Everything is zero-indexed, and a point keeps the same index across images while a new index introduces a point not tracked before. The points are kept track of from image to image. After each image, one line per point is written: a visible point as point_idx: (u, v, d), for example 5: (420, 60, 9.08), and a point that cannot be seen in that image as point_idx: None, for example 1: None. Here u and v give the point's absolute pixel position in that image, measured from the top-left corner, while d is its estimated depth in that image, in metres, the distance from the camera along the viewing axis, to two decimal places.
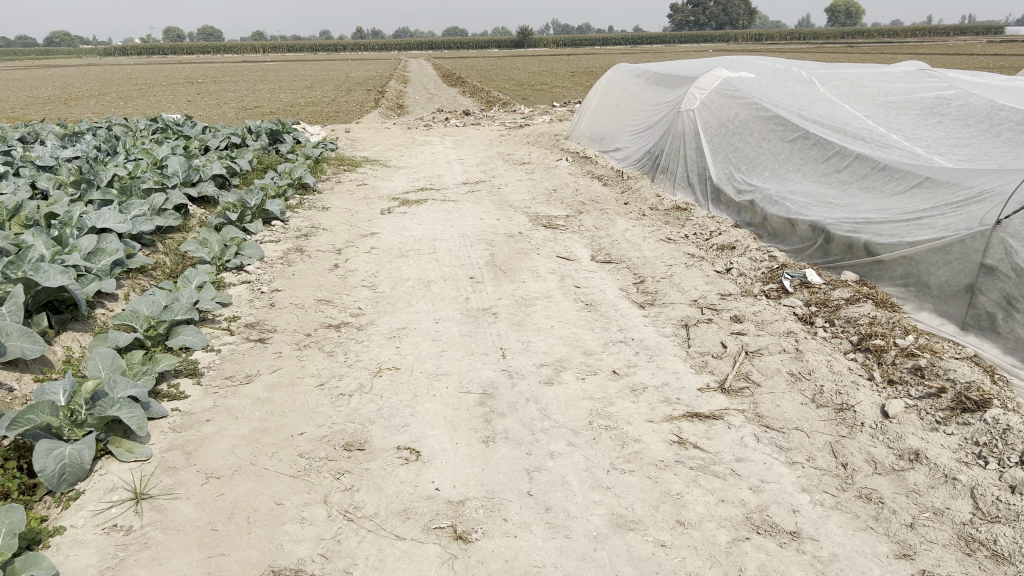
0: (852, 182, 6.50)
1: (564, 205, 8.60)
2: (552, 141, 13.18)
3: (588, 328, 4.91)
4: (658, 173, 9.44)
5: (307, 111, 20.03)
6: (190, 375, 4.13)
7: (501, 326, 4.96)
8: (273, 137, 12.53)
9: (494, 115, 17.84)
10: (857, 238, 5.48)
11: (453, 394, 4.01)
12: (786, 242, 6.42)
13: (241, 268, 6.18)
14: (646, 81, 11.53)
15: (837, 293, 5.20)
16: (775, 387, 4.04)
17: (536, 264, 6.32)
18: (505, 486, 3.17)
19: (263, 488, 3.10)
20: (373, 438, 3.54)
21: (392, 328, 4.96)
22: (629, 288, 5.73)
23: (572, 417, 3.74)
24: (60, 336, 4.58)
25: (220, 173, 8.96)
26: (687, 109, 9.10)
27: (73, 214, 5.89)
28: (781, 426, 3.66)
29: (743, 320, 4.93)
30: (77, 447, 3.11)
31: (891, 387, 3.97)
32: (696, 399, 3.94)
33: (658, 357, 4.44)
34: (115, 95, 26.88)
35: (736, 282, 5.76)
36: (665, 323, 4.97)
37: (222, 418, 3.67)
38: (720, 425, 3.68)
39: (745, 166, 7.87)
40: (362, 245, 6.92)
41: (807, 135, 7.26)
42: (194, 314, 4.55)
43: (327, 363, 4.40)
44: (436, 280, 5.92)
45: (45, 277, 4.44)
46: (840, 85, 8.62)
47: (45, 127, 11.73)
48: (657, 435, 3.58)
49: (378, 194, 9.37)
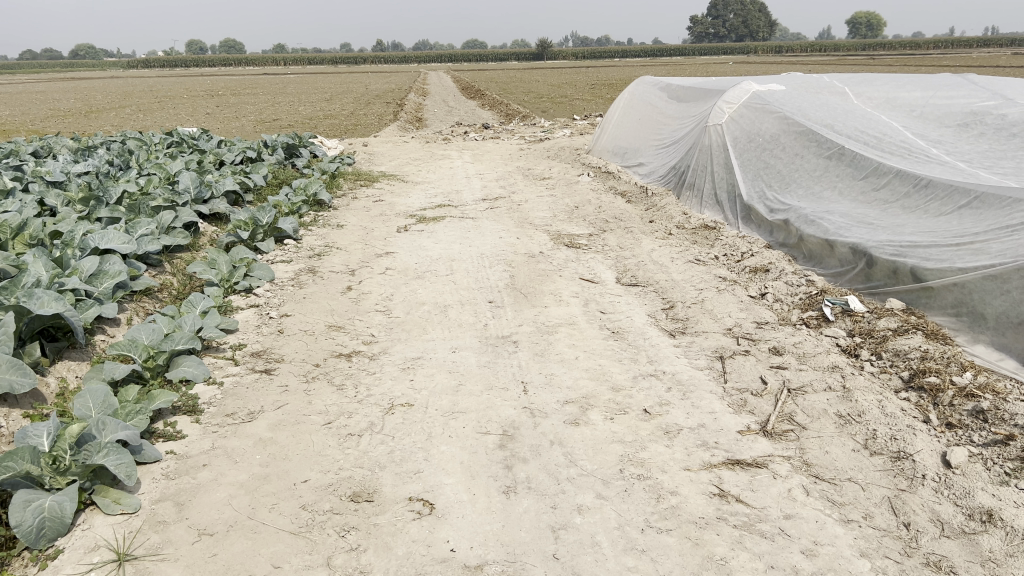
0: (892, 201, 6.16)
1: (587, 223, 8.28)
2: (573, 155, 12.89)
3: (615, 360, 4.58)
4: (683, 189, 9.09)
5: (326, 125, 19.87)
6: (188, 413, 3.83)
7: (522, 357, 4.64)
8: (289, 151, 12.31)
9: (513, 128, 17.55)
10: (901, 263, 5.12)
11: (470, 435, 3.70)
12: (823, 265, 6.05)
13: (250, 290, 5.90)
14: (671, 95, 11.21)
15: (882, 322, 4.84)
16: (823, 431, 3.69)
17: (558, 287, 6.01)
18: (528, 547, 2.85)
19: (260, 548, 2.80)
20: (382, 487, 3.24)
21: (406, 358, 4.66)
22: (658, 314, 5.41)
23: (600, 465, 3.41)
24: (54, 367, 4.31)
25: (232, 189, 8.72)
26: (714, 123, 8.73)
27: (76, 233, 5.64)
28: (832, 476, 3.33)
29: (783, 353, 4.59)
30: (58, 499, 2.83)
31: (950, 431, 3.61)
32: (736, 444, 3.60)
33: (692, 395, 4.10)
34: (137, 107, 27.08)
35: (772, 309, 5.42)
36: (698, 355, 4.64)
37: (220, 463, 3.38)
38: (765, 475, 3.34)
39: (776, 183, 7.52)
40: (376, 266, 6.64)
41: (843, 151, 6.93)
42: (195, 343, 4.27)
43: (335, 399, 4.09)
44: (453, 304, 5.62)
45: (38, 304, 4.18)
46: (875, 97, 8.25)
47: (59, 140, 11.58)
48: (695, 486, 3.24)
49: (394, 210, 9.10)
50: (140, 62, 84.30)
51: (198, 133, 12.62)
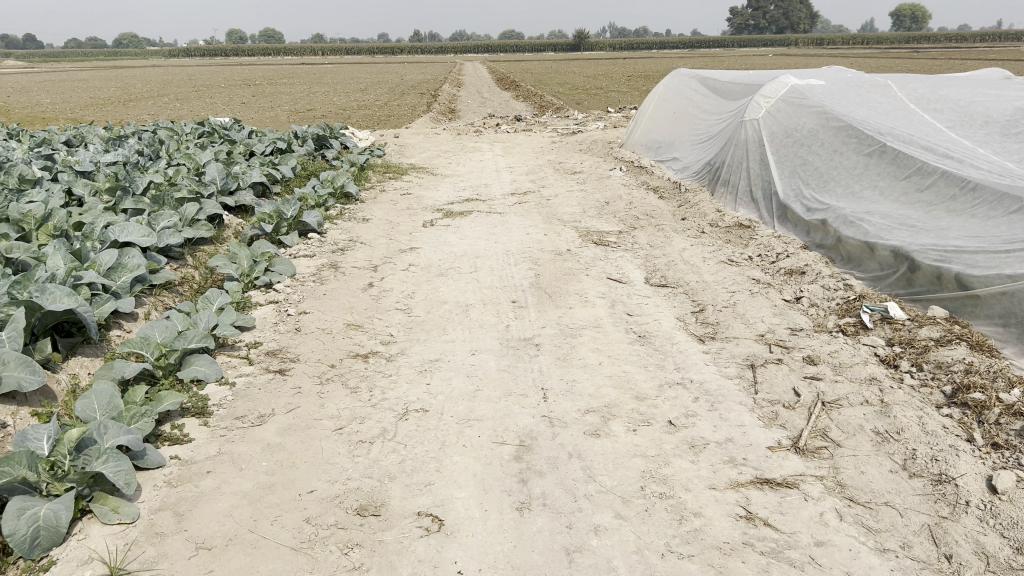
0: (936, 203, 5.90)
1: (617, 219, 8.08)
2: (606, 148, 12.67)
3: (641, 366, 4.39)
4: (717, 186, 8.83)
5: (359, 115, 19.84)
6: (197, 415, 3.73)
7: (543, 361, 4.48)
8: (319, 142, 12.23)
9: (546, 121, 17.34)
10: (946, 269, 4.88)
11: (485, 445, 3.55)
12: (862, 268, 5.80)
13: (271, 285, 5.81)
14: (706, 89, 10.94)
15: (924, 332, 4.59)
16: (859, 449, 3.49)
17: (584, 287, 5.84)
18: (540, 572, 2.69)
19: (259, 565, 2.68)
20: (390, 500, 3.10)
21: (424, 360, 4.52)
22: (687, 317, 5.21)
23: (620, 481, 3.24)
24: (67, 363, 4.24)
25: (259, 181, 8.66)
26: (751, 118, 8.45)
27: (96, 226, 5.56)
28: (868, 500, 3.12)
29: (818, 362, 4.37)
30: (53, 508, 2.73)
31: (996, 452, 3.39)
32: (766, 461, 3.41)
33: (720, 405, 3.91)
34: (173, 95, 27.49)
35: (807, 314, 5.19)
36: (728, 362, 4.43)
37: (225, 470, 3.27)
38: (795, 496, 3.15)
39: (814, 181, 7.24)
40: (400, 261, 6.51)
41: (884, 149, 6.66)
42: (209, 343, 4.18)
43: (348, 403, 3.96)
44: (476, 303, 5.47)
45: (50, 299, 4.09)
46: (921, 92, 7.92)
47: (91, 129, 11.59)
48: (720, 508, 3.06)
49: (422, 204, 8.98)
50: (180, 51, 85.36)
51: (229, 122, 12.61)
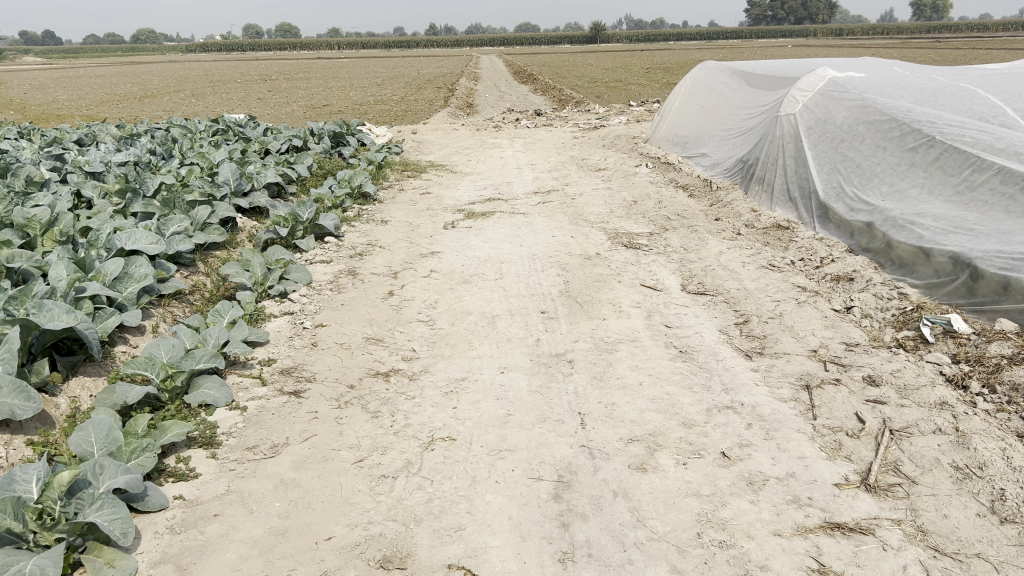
0: (993, 203, 5.51)
1: (647, 220, 7.72)
2: (630, 143, 12.27)
3: (685, 387, 4.03)
4: (751, 184, 8.41)
5: (377, 112, 19.53)
6: (204, 446, 3.42)
7: (578, 381, 4.13)
8: (336, 139, 11.92)
9: (566, 115, 16.90)
10: (1014, 278, 4.50)
11: (520, 481, 3.21)
12: (915, 274, 5.42)
13: (285, 295, 5.50)
14: (736, 82, 10.50)
15: (994, 347, 4.21)
16: (938, 487, 3.13)
17: (617, 295, 5.48)
18: None
19: None
20: (417, 549, 2.78)
21: (449, 379, 4.18)
22: (731, 329, 4.84)
23: (674, 527, 2.89)
24: (67, 385, 3.94)
25: (274, 181, 8.35)
26: (786, 112, 8.03)
27: (102, 232, 5.23)
28: (956, 550, 2.76)
29: (880, 383, 4.00)
30: (40, 563, 2.41)
31: None
32: (834, 502, 3.05)
33: (777, 433, 3.56)
34: (190, 91, 27.31)
35: (861, 326, 4.81)
36: (780, 382, 4.07)
37: (234, 512, 2.95)
38: (872, 546, 2.80)
39: (856, 178, 6.83)
40: (420, 268, 6.18)
41: (932, 143, 6.24)
42: (218, 363, 3.85)
43: (369, 430, 3.63)
44: (502, 314, 5.13)
45: (47, 317, 3.78)
46: (970, 79, 7.46)
47: (103, 126, 11.32)
48: (788, 559, 2.72)
49: (442, 204, 8.65)
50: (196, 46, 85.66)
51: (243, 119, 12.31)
